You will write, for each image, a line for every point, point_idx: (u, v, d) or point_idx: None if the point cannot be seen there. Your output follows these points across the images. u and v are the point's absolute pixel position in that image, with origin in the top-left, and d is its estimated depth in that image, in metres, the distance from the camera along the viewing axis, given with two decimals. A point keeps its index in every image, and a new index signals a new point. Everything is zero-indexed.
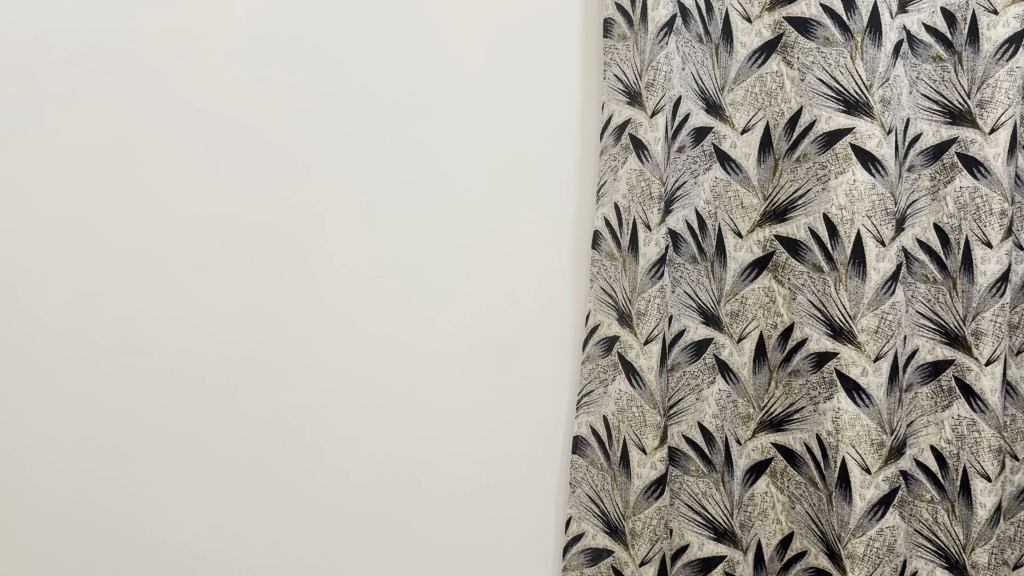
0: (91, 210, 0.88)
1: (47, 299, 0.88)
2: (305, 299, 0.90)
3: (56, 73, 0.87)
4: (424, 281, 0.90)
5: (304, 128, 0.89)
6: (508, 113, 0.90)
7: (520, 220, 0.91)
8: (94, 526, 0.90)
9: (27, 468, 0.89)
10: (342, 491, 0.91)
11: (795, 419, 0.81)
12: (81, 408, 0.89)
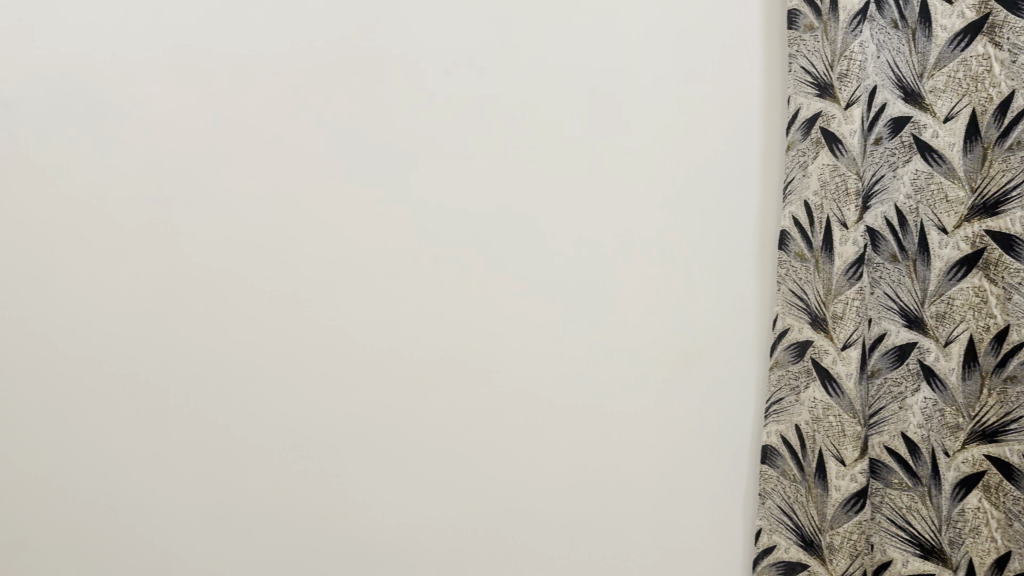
0: (295, 224, 0.95)
1: (261, 307, 0.96)
2: (486, 304, 0.91)
3: (267, 99, 0.95)
4: (597, 285, 0.88)
5: (481, 138, 0.90)
6: (685, 111, 0.86)
7: (700, 220, 0.86)
8: (305, 519, 0.96)
9: (247, 464, 0.97)
10: (519, 494, 0.90)
11: (1012, 429, 0.73)
12: (289, 409, 0.96)
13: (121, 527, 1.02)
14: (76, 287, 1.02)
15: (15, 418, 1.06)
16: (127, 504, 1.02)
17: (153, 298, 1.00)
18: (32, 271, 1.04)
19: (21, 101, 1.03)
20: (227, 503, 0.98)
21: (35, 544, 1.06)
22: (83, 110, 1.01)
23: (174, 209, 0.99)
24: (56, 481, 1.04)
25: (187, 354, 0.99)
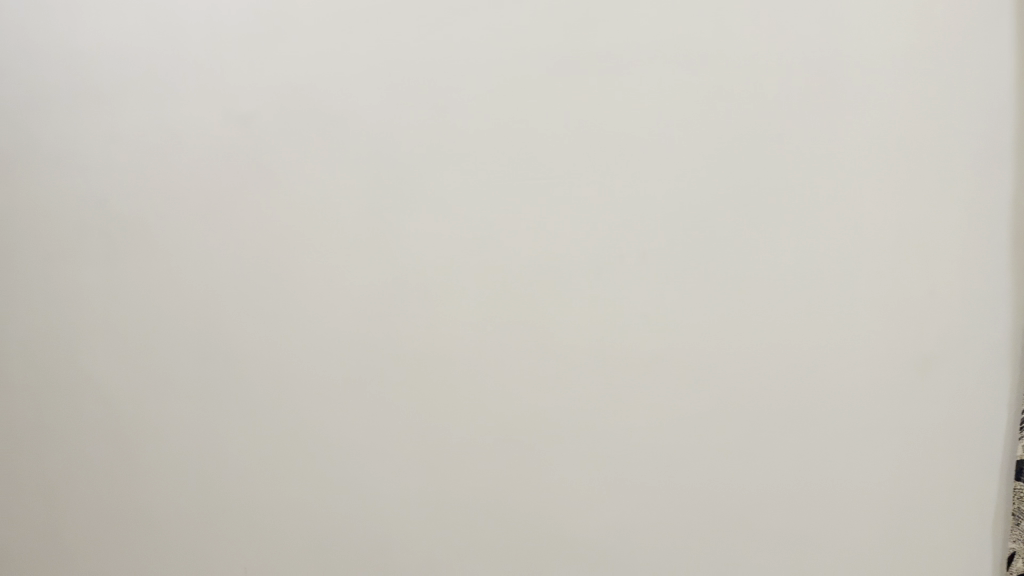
0: (482, 213, 0.92)
1: (449, 297, 0.95)
2: (679, 294, 0.82)
3: (452, 89, 0.93)
4: (831, 282, 0.76)
5: (668, 114, 0.82)
6: (916, 63, 0.71)
7: (937, 191, 0.71)
8: (494, 508, 0.93)
9: (439, 450, 0.96)
10: (723, 498, 0.80)
11: None
12: (477, 399, 0.94)
13: (330, 520, 1.04)
14: (293, 294, 1.06)
15: (232, 404, 1.11)
16: (334, 491, 1.03)
17: (353, 296, 1.01)
18: (248, 276, 1.09)
19: (239, 117, 1.09)
20: (422, 489, 0.97)
21: (253, 529, 1.10)
22: (291, 121, 1.05)
23: (381, 216, 0.99)
24: (268, 465, 1.08)
25: (383, 347, 0.99)
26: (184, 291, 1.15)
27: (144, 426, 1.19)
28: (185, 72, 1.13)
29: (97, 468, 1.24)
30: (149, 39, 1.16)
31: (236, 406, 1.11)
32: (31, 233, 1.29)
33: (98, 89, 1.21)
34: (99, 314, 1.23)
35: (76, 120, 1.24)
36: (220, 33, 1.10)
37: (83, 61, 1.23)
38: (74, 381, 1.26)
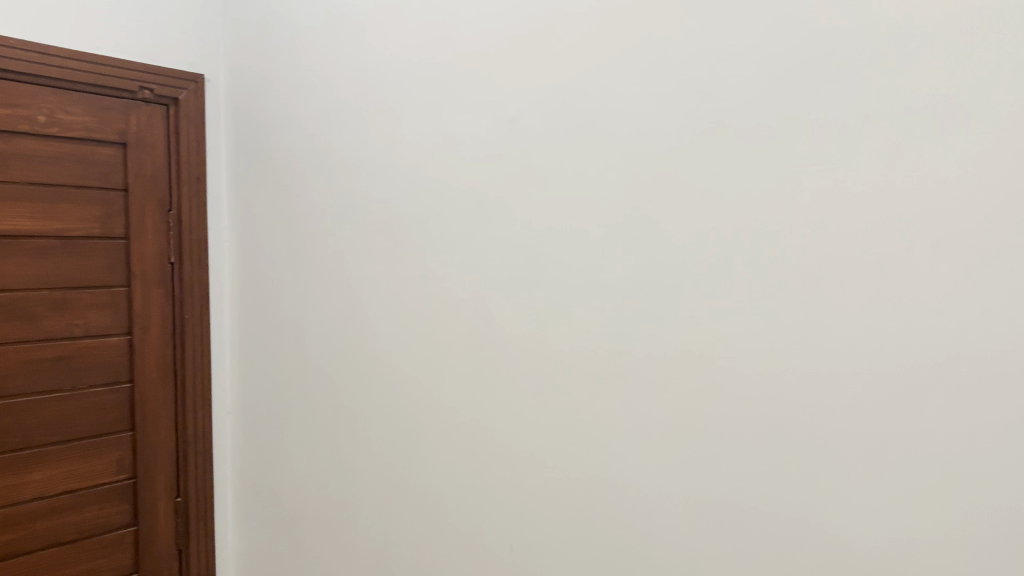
0: (732, 202, 0.90)
1: (698, 288, 0.94)
2: (952, 286, 0.75)
3: (704, 79, 0.92)
4: None
5: (942, 92, 0.75)
6: None
7: None
8: (744, 498, 0.91)
9: (687, 438, 0.96)
10: (1002, 508, 0.73)
11: None
12: (727, 390, 0.92)
13: (586, 501, 1.07)
14: (552, 284, 1.10)
15: (490, 384, 1.19)
16: (584, 471, 1.07)
17: (602, 287, 1.04)
18: (503, 267, 1.16)
19: (497, 118, 1.16)
20: (670, 475, 0.98)
21: (508, 501, 1.17)
22: (545, 120, 1.09)
23: (631, 209, 1.00)
24: (523, 442, 1.14)
25: (632, 336, 1.01)
26: (448, 280, 1.24)
27: (422, 408, 1.29)
28: (450, 79, 1.22)
29: (381, 447, 1.36)
30: (425, 51, 1.26)
31: (493, 387, 1.18)
32: (327, 233, 1.45)
33: (382, 102, 1.33)
34: (383, 306, 1.35)
35: (363, 130, 1.37)
36: (482, 40, 1.17)
37: (369, 77, 1.36)
38: (363, 367, 1.39)
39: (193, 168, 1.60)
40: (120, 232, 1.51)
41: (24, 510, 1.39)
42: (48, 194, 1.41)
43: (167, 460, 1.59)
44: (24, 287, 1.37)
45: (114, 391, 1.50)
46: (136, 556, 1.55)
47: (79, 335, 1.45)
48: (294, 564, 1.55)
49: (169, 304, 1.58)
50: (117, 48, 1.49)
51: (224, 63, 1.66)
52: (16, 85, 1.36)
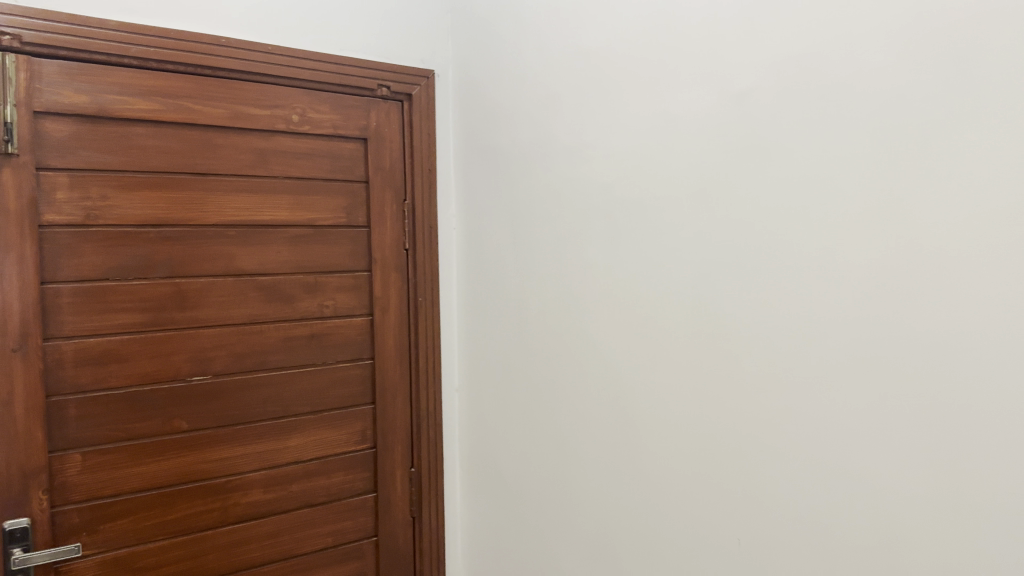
0: (995, 173, 0.81)
1: (951, 268, 0.85)
2: None
3: (962, 38, 0.83)
4: None
5: None
6: None
7: None
8: (1006, 506, 0.81)
9: (934, 435, 0.87)
10: None
11: None
12: (985, 383, 0.82)
13: (817, 497, 1.00)
14: (780, 267, 1.04)
15: (712, 372, 1.15)
16: (815, 466, 1.00)
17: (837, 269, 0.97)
18: (728, 250, 1.11)
19: (723, 95, 1.11)
20: (913, 474, 0.89)
21: (732, 491, 1.13)
22: (774, 93, 1.03)
23: (872, 184, 0.92)
24: (748, 433, 1.10)
25: (871, 322, 0.93)
26: (669, 265, 1.21)
27: (642, 394, 1.28)
28: (673, 57, 1.19)
29: (601, 431, 1.37)
30: (647, 32, 1.23)
31: (714, 374, 1.14)
32: (548, 218, 1.47)
33: (604, 87, 1.33)
34: (603, 291, 1.35)
35: (584, 115, 1.37)
36: (707, 16, 1.13)
37: (590, 62, 1.35)
38: (582, 351, 1.40)
39: (426, 159, 1.69)
40: (362, 221, 1.62)
41: (283, 472, 1.53)
42: (302, 186, 1.54)
43: (403, 433, 1.70)
44: (282, 272, 1.52)
45: (357, 367, 1.63)
46: (376, 520, 1.66)
47: (328, 315, 1.58)
48: (517, 538, 1.60)
49: (405, 287, 1.69)
50: (357, 50, 1.60)
51: (452, 58, 1.74)
52: (274, 88, 1.49)
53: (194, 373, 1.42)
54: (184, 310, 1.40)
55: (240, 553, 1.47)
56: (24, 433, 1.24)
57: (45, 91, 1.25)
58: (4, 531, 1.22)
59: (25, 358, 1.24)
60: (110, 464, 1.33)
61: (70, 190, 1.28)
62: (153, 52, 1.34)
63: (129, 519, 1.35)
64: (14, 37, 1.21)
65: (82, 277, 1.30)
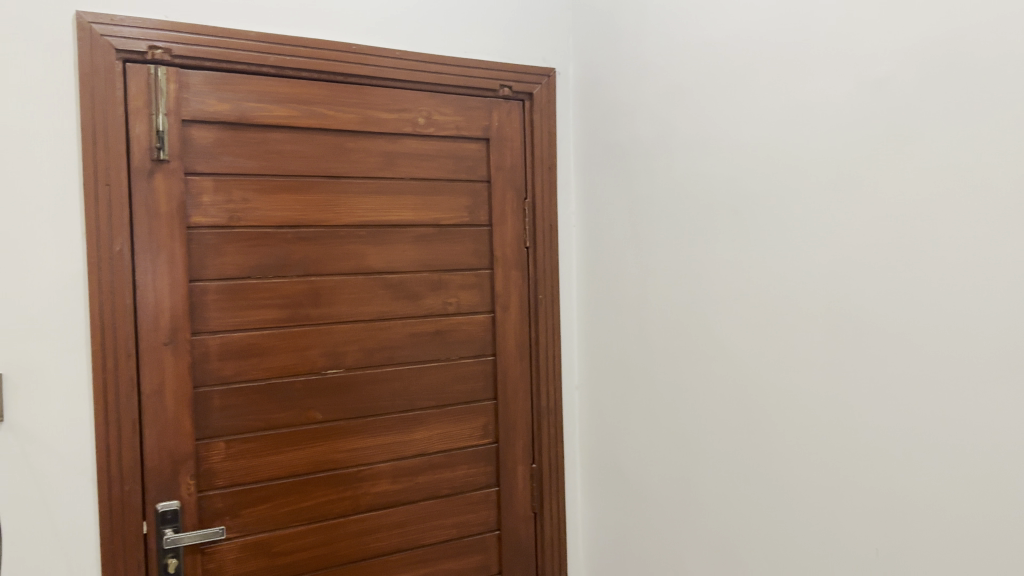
0: None
1: None
2: None
3: None
4: None
5: None
6: None
7: None
8: None
9: None
10: None
11: None
12: None
13: (968, 506, 0.94)
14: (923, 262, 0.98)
15: (846, 372, 1.09)
16: (965, 471, 0.94)
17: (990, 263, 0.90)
18: (864, 244, 1.06)
19: (860, 81, 1.06)
20: None
21: (870, 498, 1.07)
22: (918, 77, 0.97)
23: None
24: (888, 436, 1.04)
25: None
26: (800, 261, 1.16)
27: (771, 395, 1.23)
28: (806, 44, 1.14)
29: (727, 431, 1.33)
30: (777, 20, 1.19)
31: (849, 374, 1.09)
32: (671, 214, 1.44)
33: (730, 78, 1.29)
34: (729, 288, 1.31)
35: (709, 107, 1.34)
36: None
37: (717, 54, 1.32)
38: (707, 349, 1.37)
39: (547, 157, 1.70)
40: (484, 219, 1.64)
41: (410, 464, 1.57)
42: (427, 186, 1.57)
43: (524, 428, 1.71)
44: (408, 270, 1.56)
45: (480, 363, 1.65)
46: (499, 514, 1.68)
47: (452, 312, 1.61)
48: (639, 538, 1.58)
49: (526, 284, 1.70)
50: (480, 52, 1.62)
51: (573, 55, 1.74)
52: (401, 91, 1.53)
53: (327, 367, 1.48)
54: (318, 307, 1.46)
55: (370, 540, 1.52)
56: (174, 421, 1.33)
57: (193, 101, 1.33)
58: (157, 512, 1.31)
59: (175, 351, 1.32)
60: (250, 452, 1.40)
61: (215, 194, 1.36)
62: (289, 61, 1.41)
63: (268, 505, 1.42)
64: (166, 50, 1.30)
65: (225, 276, 1.38)
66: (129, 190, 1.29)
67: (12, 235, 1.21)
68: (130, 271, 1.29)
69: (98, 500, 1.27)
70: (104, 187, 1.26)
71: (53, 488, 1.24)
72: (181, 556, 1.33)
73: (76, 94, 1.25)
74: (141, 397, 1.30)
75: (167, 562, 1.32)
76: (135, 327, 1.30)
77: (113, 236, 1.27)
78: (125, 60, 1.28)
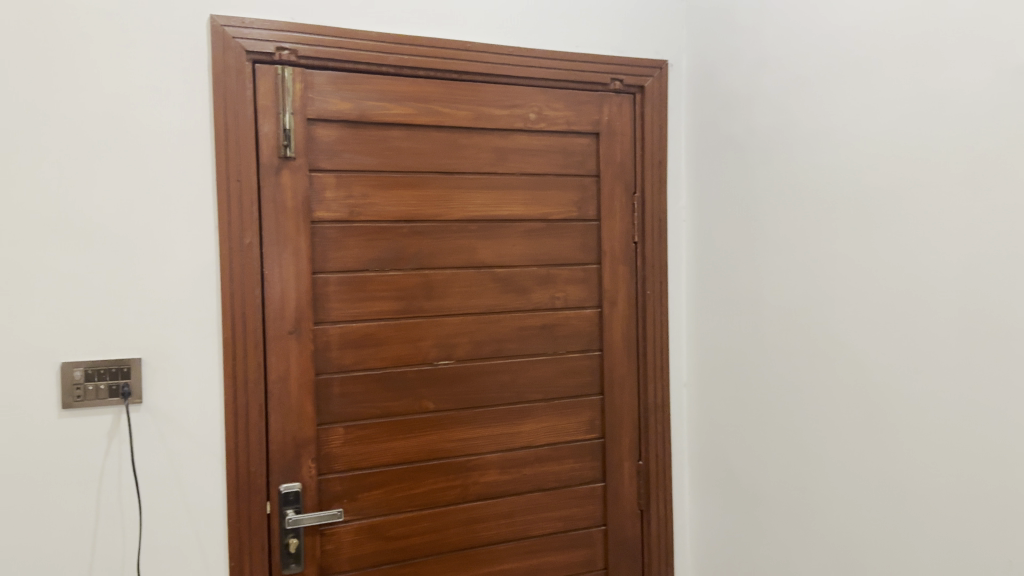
0: None
1: None
2: None
3: None
4: None
5: None
6: None
7: None
8: None
9: None
10: None
11: None
12: None
13: None
14: None
15: (981, 376, 1.04)
16: None
17: None
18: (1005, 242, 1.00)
19: (1001, 67, 1.00)
20: None
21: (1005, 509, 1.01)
22: None
23: None
24: None
25: None
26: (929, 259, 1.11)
27: (895, 398, 1.18)
28: (940, 30, 1.09)
29: (846, 435, 1.28)
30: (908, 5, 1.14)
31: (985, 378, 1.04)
32: (789, 209, 1.40)
33: (854, 68, 1.24)
34: (850, 286, 1.27)
35: (832, 98, 1.29)
36: None
37: (840, 43, 1.27)
38: (825, 351, 1.33)
39: (658, 150, 1.68)
40: (593, 214, 1.65)
41: (517, 456, 1.59)
42: (537, 181, 1.59)
43: (631, 424, 1.70)
44: (518, 264, 1.58)
45: (587, 358, 1.66)
46: (605, 509, 1.68)
47: (560, 307, 1.62)
48: (750, 540, 1.55)
49: (635, 280, 1.69)
50: (592, 46, 1.62)
51: (686, 48, 1.71)
52: (513, 88, 1.55)
53: (439, 358, 1.51)
54: (431, 300, 1.50)
55: (479, 529, 1.55)
56: (298, 407, 1.39)
57: (317, 100, 1.39)
58: (281, 493, 1.38)
59: (298, 340, 1.39)
60: (367, 438, 1.45)
61: (336, 189, 1.41)
62: (406, 60, 1.45)
63: (382, 490, 1.47)
64: (292, 52, 1.36)
65: (345, 268, 1.43)
66: (258, 187, 1.35)
67: (153, 229, 1.30)
68: (258, 264, 1.36)
69: (227, 479, 1.35)
70: (236, 184, 1.33)
71: (188, 467, 1.33)
72: (301, 536, 1.39)
73: (210, 96, 1.32)
74: (268, 383, 1.37)
75: (289, 541, 1.38)
76: (263, 316, 1.37)
77: (243, 230, 1.34)
78: (255, 61, 1.35)
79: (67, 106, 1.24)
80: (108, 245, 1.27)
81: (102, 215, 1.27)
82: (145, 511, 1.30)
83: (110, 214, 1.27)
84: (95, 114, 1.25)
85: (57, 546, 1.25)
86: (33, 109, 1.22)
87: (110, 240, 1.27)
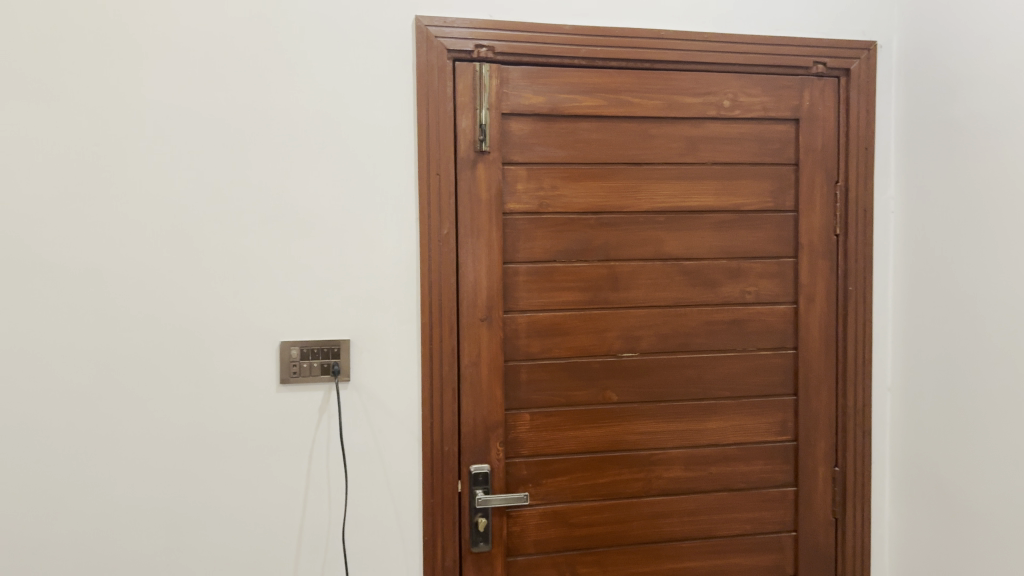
0: None
1: None
2: None
3: None
4: None
5: None
6: None
7: None
8: None
9: None
10: None
11: None
12: None
13: None
14: None
15: None
16: None
17: None
18: None
19: None
20: None
21: None
22: None
23: None
24: None
25: None
26: None
27: None
28: None
29: None
30: None
31: None
32: (1016, 200, 1.27)
33: None
34: None
35: None
36: None
37: None
38: None
39: (865, 135, 1.58)
40: (790, 205, 1.57)
41: (703, 453, 1.56)
42: (729, 171, 1.54)
43: (827, 428, 1.61)
44: (707, 256, 1.54)
45: (780, 355, 1.59)
46: (797, 515, 1.61)
47: (751, 301, 1.57)
48: (960, 560, 1.42)
49: (835, 275, 1.60)
50: (794, 28, 1.55)
51: (898, 25, 1.59)
52: (706, 75, 1.51)
53: (624, 349, 1.51)
54: (617, 291, 1.50)
55: (662, 524, 1.54)
56: (488, 392, 1.44)
57: (511, 94, 1.43)
58: (471, 474, 1.44)
59: (489, 327, 1.44)
60: (552, 426, 1.48)
61: (528, 182, 1.45)
62: (599, 51, 1.45)
63: (567, 478, 1.49)
64: (490, 48, 1.41)
65: (535, 259, 1.47)
66: (455, 180, 1.42)
67: (361, 221, 1.40)
68: (454, 253, 1.42)
69: (422, 457, 1.43)
70: (435, 177, 1.40)
71: (387, 443, 1.42)
72: (489, 517, 1.45)
73: (414, 94, 1.40)
74: (461, 367, 1.44)
75: (478, 520, 1.44)
76: (457, 304, 1.43)
77: (442, 221, 1.41)
78: (455, 59, 1.40)
79: (290, 108, 1.36)
80: (321, 235, 1.38)
81: (319, 208, 1.38)
82: (351, 482, 1.41)
83: (325, 207, 1.38)
84: (313, 114, 1.37)
85: (274, 508, 1.38)
86: (260, 110, 1.35)
87: (324, 230, 1.38)
